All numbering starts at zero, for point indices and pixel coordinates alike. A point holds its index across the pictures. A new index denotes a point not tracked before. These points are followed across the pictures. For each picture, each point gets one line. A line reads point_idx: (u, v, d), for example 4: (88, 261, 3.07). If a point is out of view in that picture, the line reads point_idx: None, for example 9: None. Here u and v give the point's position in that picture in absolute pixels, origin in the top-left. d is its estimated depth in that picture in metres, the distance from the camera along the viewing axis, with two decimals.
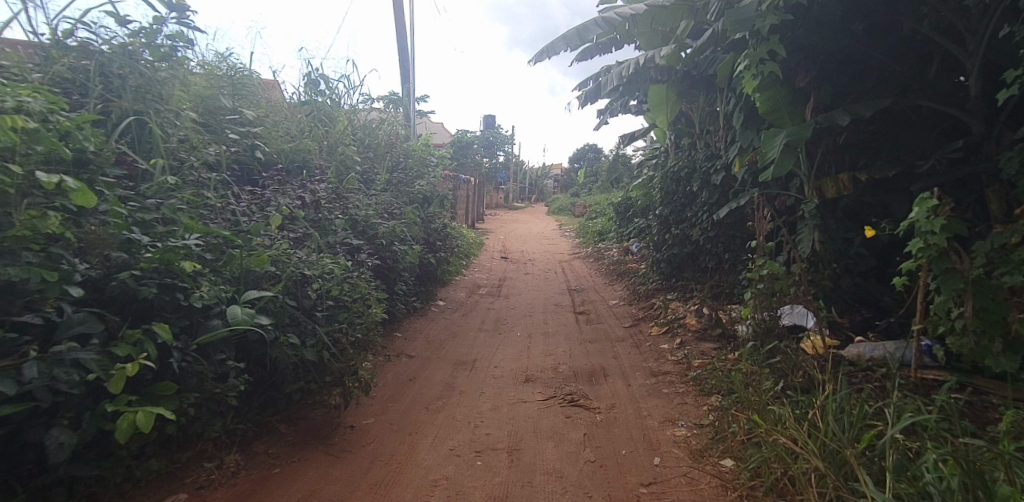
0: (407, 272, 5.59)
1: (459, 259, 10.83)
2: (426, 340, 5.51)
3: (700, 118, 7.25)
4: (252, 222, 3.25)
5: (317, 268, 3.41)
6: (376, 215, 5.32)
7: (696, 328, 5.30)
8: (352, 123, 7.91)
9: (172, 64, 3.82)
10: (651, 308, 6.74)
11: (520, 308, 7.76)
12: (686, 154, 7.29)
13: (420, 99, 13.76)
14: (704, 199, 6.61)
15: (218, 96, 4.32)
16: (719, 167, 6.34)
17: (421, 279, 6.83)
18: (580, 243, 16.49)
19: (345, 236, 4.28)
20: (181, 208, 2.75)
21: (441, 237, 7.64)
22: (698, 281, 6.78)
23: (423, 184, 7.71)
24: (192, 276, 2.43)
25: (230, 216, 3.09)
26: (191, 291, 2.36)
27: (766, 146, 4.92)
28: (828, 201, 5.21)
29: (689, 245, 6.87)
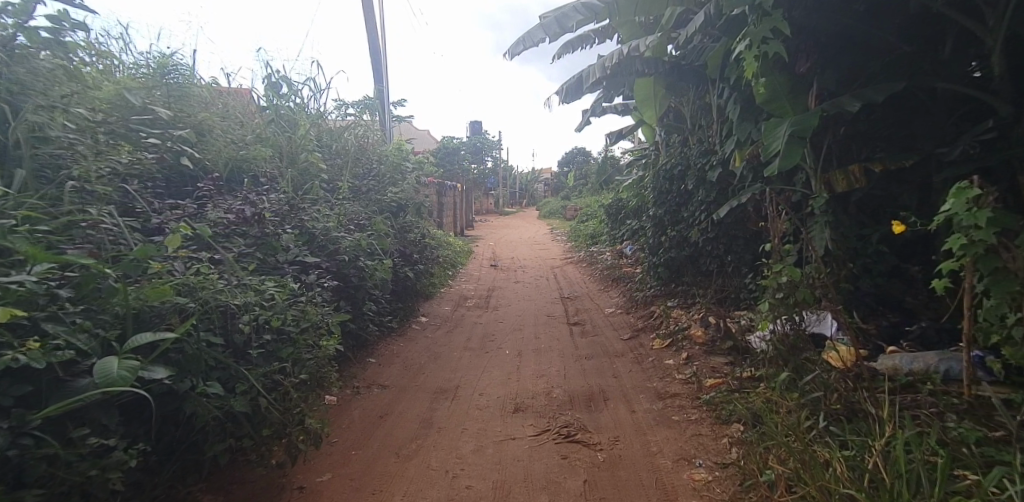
0: (377, 290, 5.01)
1: (444, 269, 10.27)
2: (404, 364, 4.93)
3: (690, 113, 6.73)
4: (147, 245, 2.64)
5: (252, 297, 2.82)
6: (337, 228, 4.74)
7: (704, 341, 4.77)
8: (317, 128, 7.38)
9: (53, 51, 3.18)
10: (651, 317, 6.21)
11: (508, 321, 7.22)
12: (678, 150, 6.81)
13: (397, 104, 13.24)
14: (700, 198, 6.11)
15: (124, 92, 3.69)
16: (715, 162, 5.84)
17: (398, 296, 6.25)
18: (572, 247, 16.02)
19: (293, 255, 3.69)
20: (21, 230, 2.14)
21: (419, 248, 7.07)
22: (699, 286, 6.28)
23: (398, 191, 7.15)
24: (21, 328, 1.78)
25: (121, 238, 2.49)
26: (14, 347, 1.71)
27: (770, 137, 4.43)
28: (839, 196, 4.72)
29: (687, 247, 6.37)
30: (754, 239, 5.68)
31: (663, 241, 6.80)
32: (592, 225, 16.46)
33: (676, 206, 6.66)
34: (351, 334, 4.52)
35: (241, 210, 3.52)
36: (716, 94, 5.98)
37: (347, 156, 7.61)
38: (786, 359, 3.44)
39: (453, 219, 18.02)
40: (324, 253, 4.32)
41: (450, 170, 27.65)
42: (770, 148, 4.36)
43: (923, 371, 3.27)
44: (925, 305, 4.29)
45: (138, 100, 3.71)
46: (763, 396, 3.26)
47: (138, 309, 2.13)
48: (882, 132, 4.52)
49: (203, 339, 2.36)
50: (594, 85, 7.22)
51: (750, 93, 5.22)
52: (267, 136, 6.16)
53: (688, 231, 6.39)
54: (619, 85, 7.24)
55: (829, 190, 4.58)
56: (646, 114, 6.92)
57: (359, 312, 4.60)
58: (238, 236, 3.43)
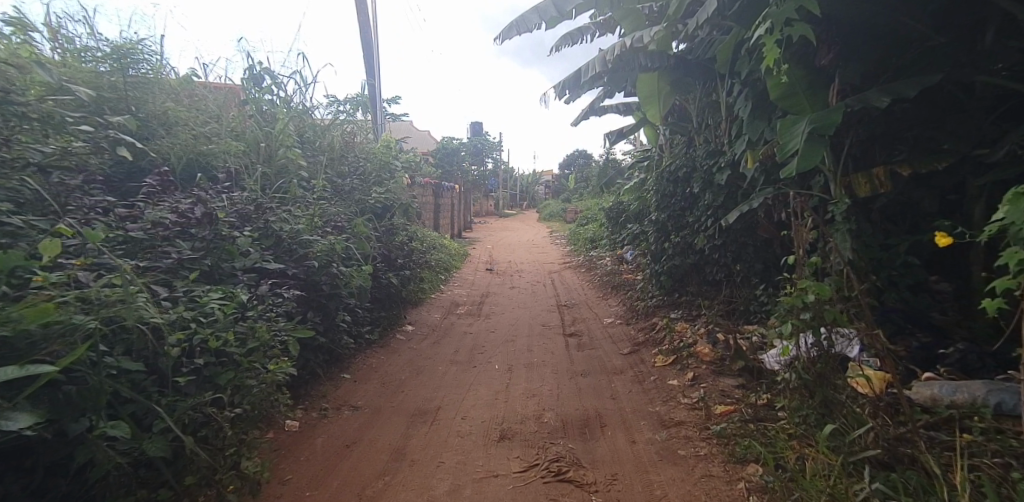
0: (353, 299, 4.59)
1: (436, 273, 9.84)
2: (382, 381, 4.51)
3: (697, 112, 6.30)
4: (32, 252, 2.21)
5: (189, 311, 2.41)
6: (308, 231, 4.32)
7: (711, 359, 4.34)
8: (299, 123, 6.99)
9: None
10: (652, 329, 5.78)
11: (501, 331, 6.81)
12: (683, 150, 6.40)
13: (390, 101, 12.86)
14: (706, 202, 5.69)
15: (37, 68, 3.34)
16: (723, 164, 5.42)
17: (378, 304, 5.82)
18: (570, 251, 15.61)
19: (247, 262, 3.26)
20: None
21: (405, 252, 6.66)
22: (705, 297, 5.86)
23: (384, 191, 6.73)
24: None
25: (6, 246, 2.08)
26: None
27: (786, 135, 4.00)
28: (861, 202, 4.31)
29: (692, 255, 5.95)
30: (765, 248, 5.26)
31: (665, 248, 6.38)
32: (592, 229, 16.05)
33: (679, 210, 6.24)
34: (321, 348, 4.10)
35: (188, 210, 3.10)
36: (725, 91, 5.57)
37: (329, 154, 7.22)
38: (811, 390, 2.87)
39: (450, 220, 17.61)
40: (288, 261, 3.88)
41: (449, 171, 27.29)
42: (787, 148, 3.93)
43: (968, 404, 2.82)
44: (959, 323, 3.86)
45: (54, 78, 3.40)
46: (789, 445, 2.74)
47: (13, 333, 1.70)
48: (910, 132, 4.10)
49: (110, 367, 1.93)
50: (593, 79, 6.80)
51: (763, 88, 4.81)
52: (242, 131, 5.77)
53: (693, 237, 5.97)
54: (621, 80, 6.82)
55: (851, 195, 4.16)
56: (649, 112, 6.51)
57: (330, 325, 4.17)
58: (182, 240, 3.01)
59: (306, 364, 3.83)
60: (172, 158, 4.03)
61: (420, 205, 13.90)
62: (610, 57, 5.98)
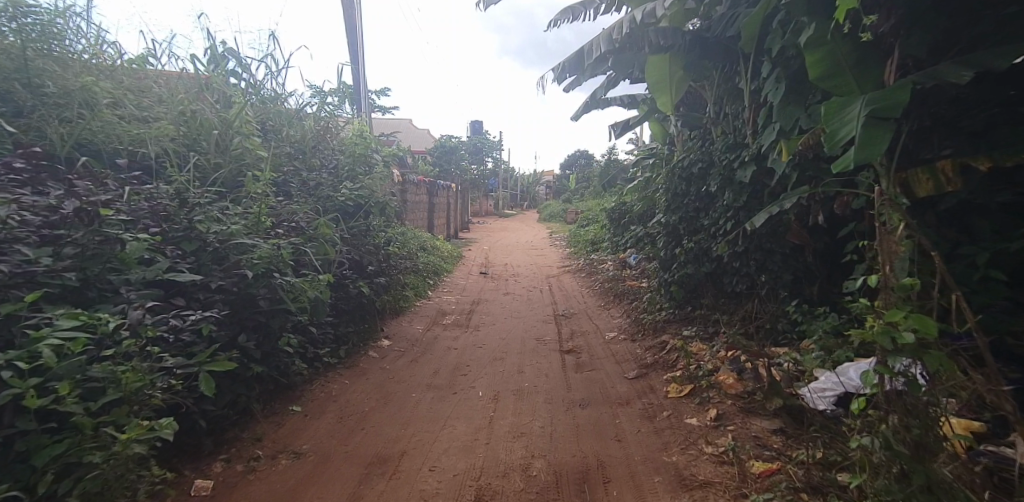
0: (303, 316, 3.83)
1: (423, 279, 9.09)
2: (340, 416, 3.76)
3: (713, 100, 5.53)
4: None
5: (17, 357, 1.70)
6: (248, 235, 3.57)
7: (737, 393, 3.56)
8: (263, 111, 6.28)
9: None
10: (661, 349, 5.00)
11: (490, 347, 6.05)
12: (697, 143, 5.63)
13: (379, 93, 12.15)
14: (724, 202, 4.94)
15: None
16: (746, 158, 4.66)
17: (344, 319, 5.06)
18: (571, 253, 14.87)
19: (143, 275, 2.51)
20: None
21: (380, 257, 5.91)
22: (723, 312, 5.09)
23: (358, 188, 5.99)
24: None
25: None
26: None
27: (835, 121, 3.23)
28: (920, 203, 3.55)
29: (708, 263, 5.20)
30: (795, 256, 4.49)
31: (676, 255, 5.62)
32: (593, 231, 15.30)
33: (692, 212, 5.47)
34: (259, 378, 3.34)
35: (56, 204, 2.38)
36: (749, 75, 4.81)
37: (297, 148, 6.49)
38: (903, 469, 1.93)
39: (444, 221, 16.85)
40: (215, 270, 3.12)
41: (445, 170, 26.56)
42: (836, 136, 3.15)
43: None
44: None
45: None
46: None
47: None
48: (984, 117, 3.35)
49: None
50: (597, 60, 6.04)
51: (798, 66, 4.06)
52: (191, 118, 5.04)
53: (710, 243, 5.20)
54: (628, 64, 6.08)
55: (910, 195, 3.40)
56: (660, 100, 5.75)
57: (271, 348, 3.41)
58: (45, 247, 2.27)
59: (237, 400, 3.07)
60: (58, 141, 3.31)
61: (411, 205, 13.16)
62: (618, 34, 5.24)
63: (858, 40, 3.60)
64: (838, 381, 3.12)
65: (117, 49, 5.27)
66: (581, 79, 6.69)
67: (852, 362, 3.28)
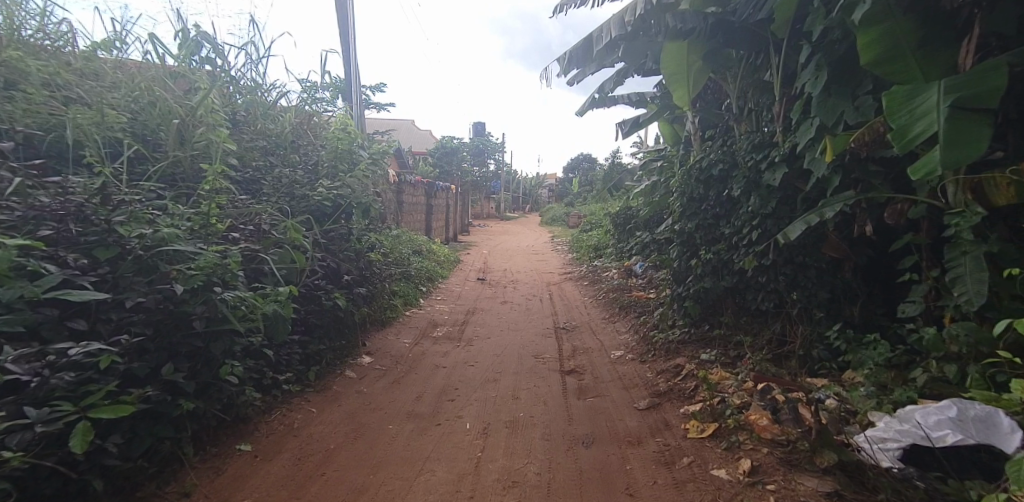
0: (256, 337, 3.25)
1: (414, 286, 8.51)
2: (298, 456, 3.16)
3: (735, 94, 4.92)
4: None
5: None
6: (186, 241, 3.00)
7: (773, 439, 2.95)
8: (235, 103, 5.86)
9: None
10: (675, 374, 4.39)
11: (481, 367, 5.45)
12: (717, 142, 5.04)
13: (375, 88, 11.65)
14: (748, 209, 4.34)
15: None
16: (776, 158, 4.07)
17: (312, 336, 4.48)
18: (573, 259, 14.27)
19: (16, 293, 2.03)
20: None
21: (358, 265, 5.35)
22: (745, 333, 4.49)
23: (338, 188, 5.43)
24: None
25: None
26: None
27: (901, 116, 2.62)
28: (994, 213, 2.95)
29: (729, 277, 4.59)
30: (833, 272, 3.89)
31: (691, 267, 5.03)
32: (596, 236, 14.73)
33: (711, 219, 4.88)
34: (192, 414, 2.75)
35: None
36: (780, 64, 4.22)
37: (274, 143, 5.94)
38: None
39: (442, 223, 16.30)
40: (136, 283, 2.56)
41: (445, 172, 26.07)
42: (907, 135, 2.54)
43: None
44: None
45: None
46: None
47: None
48: None
49: None
50: (605, 47, 5.47)
51: (842, 51, 3.47)
52: (153, 104, 4.73)
53: (730, 255, 4.60)
54: (640, 54, 5.51)
55: (987, 204, 2.80)
56: (677, 93, 5.12)
57: (207, 377, 2.83)
58: None
59: (157, 447, 2.49)
60: None
61: (406, 206, 12.62)
62: (632, 16, 4.80)
63: (925, 17, 2.99)
64: (902, 429, 2.50)
65: (68, 29, 4.77)
66: (588, 69, 6.15)
67: (916, 405, 2.64)
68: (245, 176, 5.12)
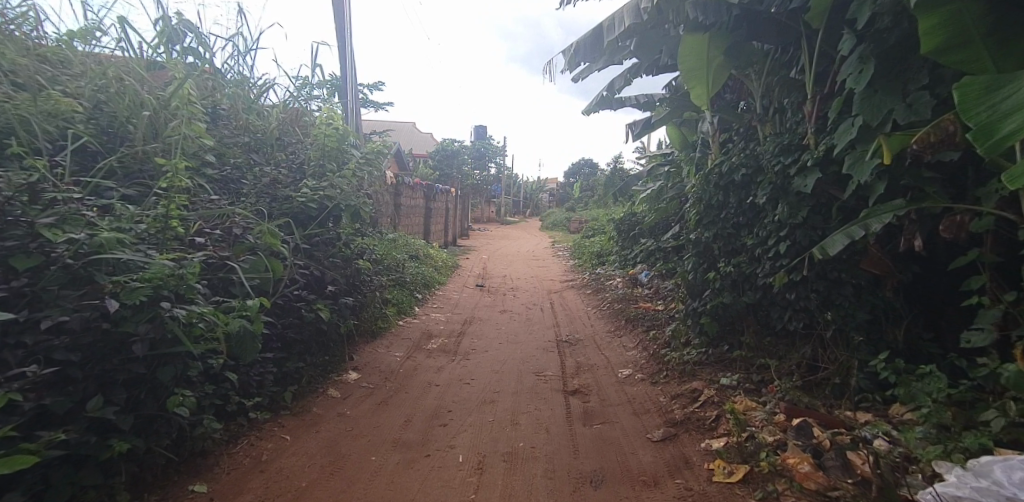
0: (216, 359, 2.83)
1: (409, 293, 8.10)
2: (261, 499, 2.71)
3: (760, 93, 4.47)
4: None
5: None
6: (132, 248, 2.59)
7: (816, 489, 2.49)
8: (215, 97, 5.49)
9: None
10: (692, 400, 3.94)
11: (478, 385, 5.02)
12: (738, 144, 4.62)
13: (375, 87, 11.32)
14: (774, 218, 3.92)
15: None
16: (807, 162, 3.65)
17: (289, 353, 4.05)
18: (575, 266, 13.87)
19: None
20: None
21: (344, 274, 4.94)
22: (769, 355, 4.05)
23: (325, 189, 5.02)
24: None
25: None
26: None
27: (980, 111, 2.22)
28: None
29: (751, 293, 4.17)
30: (872, 290, 3.46)
31: (708, 280, 4.60)
32: (600, 242, 14.33)
33: (730, 229, 4.46)
34: (127, 455, 2.32)
35: None
36: (813, 58, 3.80)
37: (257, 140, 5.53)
38: None
39: (442, 226, 15.84)
40: (62, 298, 2.20)
41: (445, 174, 25.70)
42: (998, 138, 2.12)
43: None
44: None
45: None
46: None
47: None
48: None
49: None
50: (617, 38, 5.07)
51: (890, 42, 3.06)
52: (120, 96, 4.36)
53: (753, 268, 4.17)
54: (653, 47, 5.11)
55: None
56: (694, 91, 4.74)
57: (148, 410, 2.40)
58: None
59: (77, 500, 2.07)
60: None
61: (403, 209, 12.22)
62: (646, 4, 4.41)
63: None
64: (980, 487, 2.01)
65: (31, 12, 4.43)
66: (596, 63, 5.75)
67: (991, 457, 2.15)
68: (221, 175, 4.71)
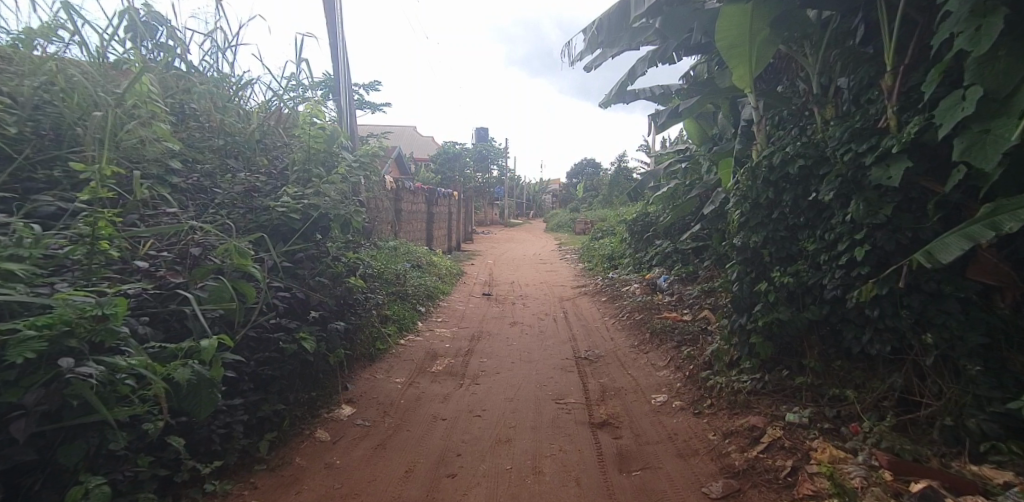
0: (153, 424, 2.12)
1: (410, 308, 7.45)
2: None
3: (816, 71, 3.79)
4: None
5: None
6: (28, 287, 1.95)
7: None
8: (183, 96, 4.85)
9: None
10: (752, 441, 3.23)
11: (490, 419, 4.32)
12: (791, 133, 3.92)
13: (371, 86, 10.71)
14: (847, 218, 3.23)
15: None
16: (891, 149, 2.96)
17: (265, 394, 3.38)
18: (586, 269, 13.20)
19: None
20: None
21: (332, 294, 4.29)
22: (843, 383, 3.36)
23: (310, 196, 4.36)
24: None
25: None
26: None
27: None
28: None
29: (817, 308, 3.48)
30: (983, 306, 2.77)
31: (758, 293, 3.92)
32: (611, 244, 13.67)
33: (785, 232, 3.77)
34: None
35: None
36: (892, 22, 3.12)
37: (234, 143, 4.89)
38: None
39: (444, 231, 15.15)
40: None
41: (448, 178, 25.08)
42: None
43: None
44: None
45: None
46: None
47: None
48: None
49: None
50: (642, 14, 4.41)
51: None
52: (64, 96, 3.74)
53: (817, 278, 3.49)
54: (684, 21, 4.42)
55: None
56: (736, 70, 4.02)
57: None
58: None
59: None
60: None
61: (405, 215, 11.57)
62: None
63: None
64: None
65: None
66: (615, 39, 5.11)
67: None
68: (188, 184, 4.06)
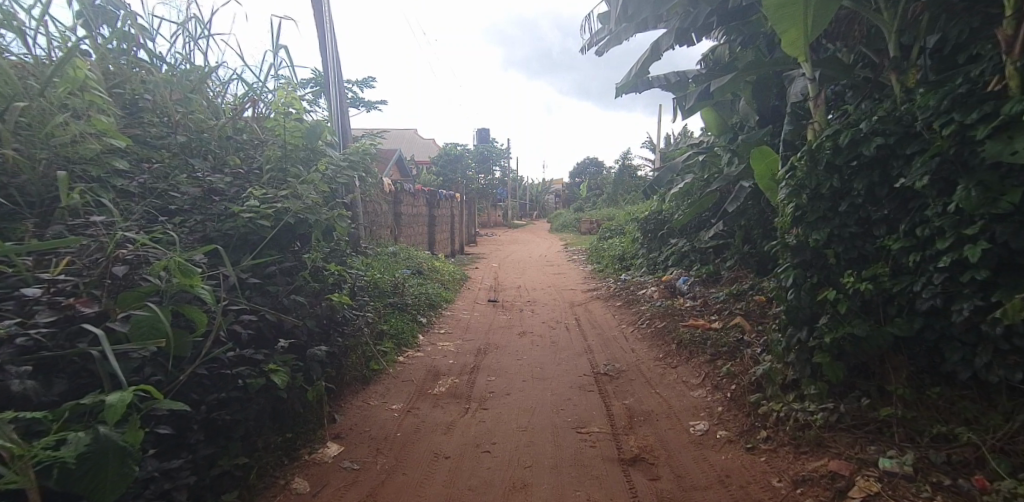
0: None
1: (410, 320, 6.77)
2: None
3: (892, 31, 3.11)
4: None
5: None
6: None
7: None
8: (138, 88, 4.18)
9: None
10: (839, 495, 2.53)
11: (500, 457, 3.63)
12: (860, 107, 3.24)
13: (365, 82, 10.08)
14: (951, 209, 2.56)
15: None
16: (1017, 117, 2.30)
17: (223, 444, 2.72)
18: (596, 271, 12.50)
19: None
20: None
21: (310, 314, 3.63)
22: (947, 417, 2.68)
23: (283, 198, 3.70)
24: None
25: None
26: None
27: None
28: None
29: (908, 322, 2.79)
30: None
31: (823, 303, 3.23)
32: (622, 244, 12.97)
33: (859, 228, 3.09)
34: None
35: None
36: None
37: (198, 140, 4.22)
38: None
39: (447, 234, 14.49)
40: None
41: (449, 179, 24.41)
42: None
43: None
44: None
45: None
46: None
47: None
48: None
49: None
50: None
51: None
52: None
53: (905, 284, 2.81)
54: None
55: None
56: (786, 35, 3.36)
57: None
58: None
59: None
60: None
61: (404, 218, 10.88)
62: None
63: None
64: None
65: None
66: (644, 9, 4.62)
67: None
68: (137, 186, 3.41)
